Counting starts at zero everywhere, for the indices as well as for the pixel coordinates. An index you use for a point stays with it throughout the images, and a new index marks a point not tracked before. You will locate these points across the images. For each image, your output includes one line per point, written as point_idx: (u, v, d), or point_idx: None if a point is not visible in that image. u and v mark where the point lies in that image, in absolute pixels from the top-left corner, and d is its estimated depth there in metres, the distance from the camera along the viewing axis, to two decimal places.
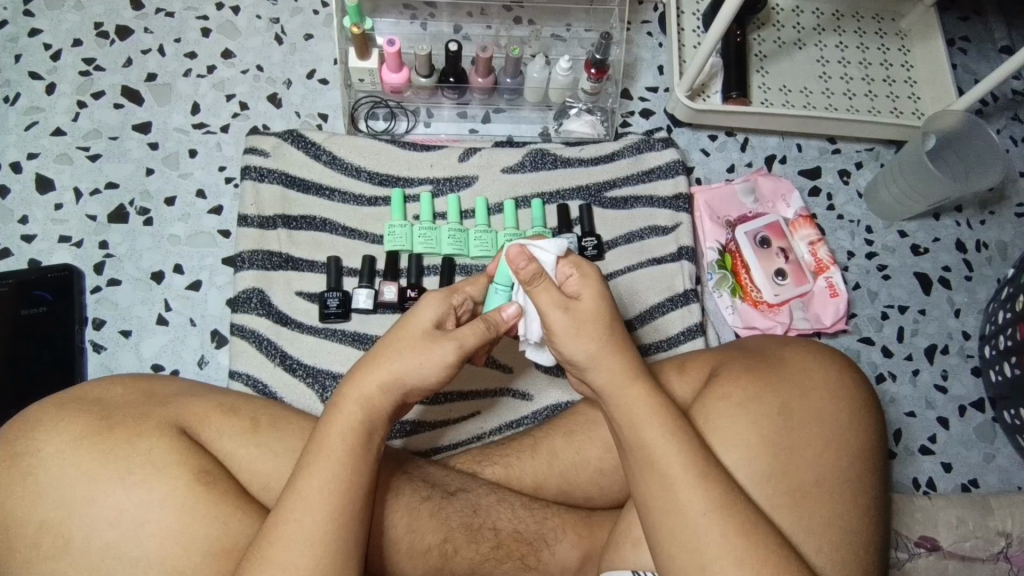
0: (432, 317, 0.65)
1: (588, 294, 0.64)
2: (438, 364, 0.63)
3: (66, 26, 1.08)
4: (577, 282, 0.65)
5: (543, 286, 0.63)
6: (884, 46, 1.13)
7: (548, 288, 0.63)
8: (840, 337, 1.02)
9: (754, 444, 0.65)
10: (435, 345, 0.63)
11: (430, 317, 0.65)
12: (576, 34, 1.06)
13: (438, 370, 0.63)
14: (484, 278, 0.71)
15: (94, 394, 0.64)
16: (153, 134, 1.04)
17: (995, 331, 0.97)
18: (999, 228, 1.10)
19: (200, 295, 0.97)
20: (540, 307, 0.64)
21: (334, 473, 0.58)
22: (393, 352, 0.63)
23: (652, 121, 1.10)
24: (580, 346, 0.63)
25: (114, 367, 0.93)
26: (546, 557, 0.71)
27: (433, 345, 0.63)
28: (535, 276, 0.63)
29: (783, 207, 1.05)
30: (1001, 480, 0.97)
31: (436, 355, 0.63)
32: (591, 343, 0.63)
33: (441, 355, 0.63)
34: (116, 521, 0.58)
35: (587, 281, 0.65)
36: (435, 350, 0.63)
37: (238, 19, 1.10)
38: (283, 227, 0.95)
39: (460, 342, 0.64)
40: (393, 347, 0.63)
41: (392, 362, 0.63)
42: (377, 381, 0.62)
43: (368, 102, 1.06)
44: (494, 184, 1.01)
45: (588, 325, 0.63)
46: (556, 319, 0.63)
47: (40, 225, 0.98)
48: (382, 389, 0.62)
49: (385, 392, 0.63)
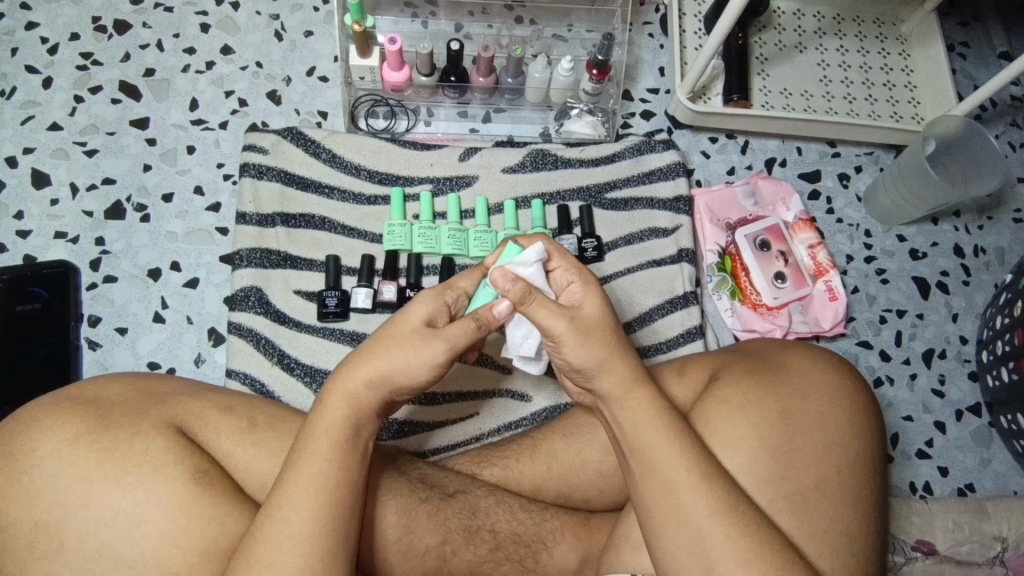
0: (423, 314, 0.65)
1: (588, 304, 0.65)
2: (427, 365, 0.63)
3: (63, 20, 1.07)
4: (577, 291, 0.66)
5: (541, 302, 0.63)
6: (884, 51, 1.13)
7: (543, 299, 0.63)
8: (839, 341, 1.02)
9: (750, 446, 0.64)
10: (424, 344, 0.63)
11: (421, 314, 0.64)
12: (578, 34, 1.05)
13: (428, 369, 0.63)
14: (475, 271, 0.69)
15: (90, 392, 0.64)
16: (150, 130, 1.03)
17: (992, 336, 0.98)
18: (997, 233, 1.10)
19: (197, 293, 0.96)
20: (541, 322, 0.63)
21: (319, 471, 0.57)
22: (381, 351, 0.62)
23: (653, 123, 1.10)
24: (585, 353, 0.62)
25: (110, 365, 0.92)
26: (545, 559, 0.70)
27: (422, 343, 0.63)
28: (525, 295, 0.62)
29: (783, 211, 1.05)
30: (997, 484, 0.98)
31: (427, 355, 0.62)
32: (600, 350, 0.62)
33: (430, 355, 0.62)
34: (112, 521, 0.58)
35: (589, 291, 0.65)
36: (424, 348, 0.63)
37: (238, 15, 1.10)
38: (281, 225, 0.95)
39: (450, 341, 0.63)
40: (380, 346, 0.63)
41: (380, 361, 0.62)
42: (363, 379, 0.62)
43: (368, 100, 1.05)
44: (494, 184, 1.00)
45: (594, 331, 0.63)
46: (562, 328, 0.62)
47: (35, 221, 0.98)
48: (367, 385, 0.62)
49: (370, 389, 0.62)
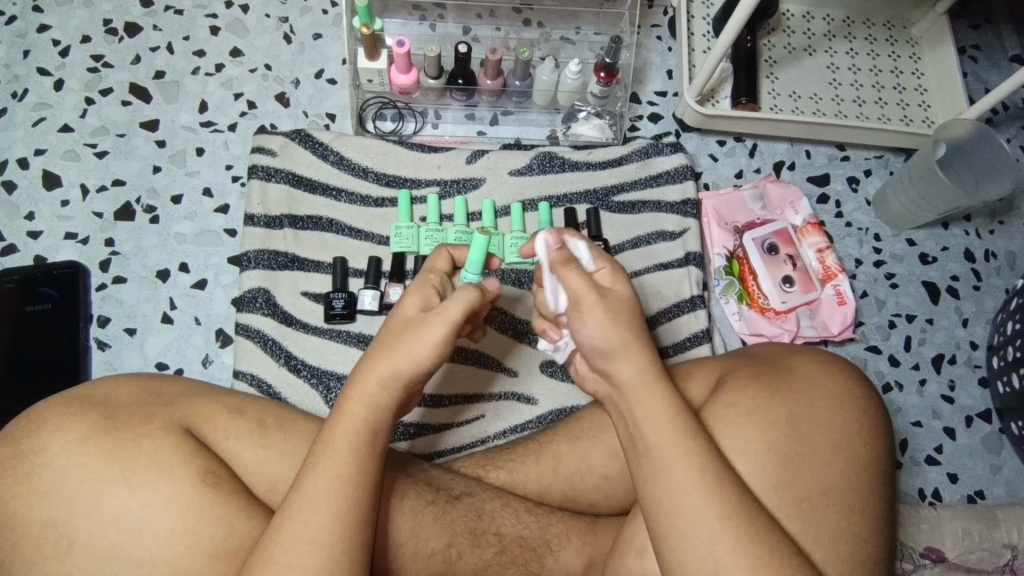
0: (417, 304, 0.65)
1: (619, 288, 0.65)
2: (432, 347, 0.62)
3: (75, 22, 1.07)
4: (608, 277, 0.66)
5: (571, 270, 0.64)
6: (894, 54, 1.12)
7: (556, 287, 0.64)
8: (847, 345, 1.02)
9: (762, 452, 0.64)
10: (424, 328, 0.62)
11: (416, 304, 0.65)
12: (586, 37, 1.05)
13: (432, 351, 0.62)
14: (446, 252, 0.71)
15: (99, 393, 0.64)
16: (160, 132, 1.03)
17: (1003, 341, 0.97)
18: (1008, 238, 1.09)
19: (205, 294, 0.97)
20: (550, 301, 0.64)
21: (341, 473, 0.57)
22: (388, 347, 0.62)
23: (660, 125, 1.10)
24: (611, 332, 0.62)
25: (118, 366, 0.93)
26: (550, 563, 0.70)
27: (424, 329, 0.63)
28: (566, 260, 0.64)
29: (791, 213, 1.04)
30: (1008, 491, 0.97)
31: (427, 336, 0.62)
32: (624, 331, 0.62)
33: (429, 335, 0.62)
34: (120, 522, 0.58)
35: (618, 278, 0.66)
36: (428, 332, 0.62)
37: (247, 18, 1.10)
38: (289, 227, 0.95)
39: (448, 319, 0.63)
40: (385, 342, 0.63)
41: (386, 357, 0.62)
42: (376, 378, 0.62)
43: (377, 103, 1.05)
44: (501, 187, 1.00)
45: (621, 314, 0.63)
46: (591, 301, 0.62)
47: (46, 222, 0.98)
48: (382, 384, 0.62)
49: (386, 387, 0.62)
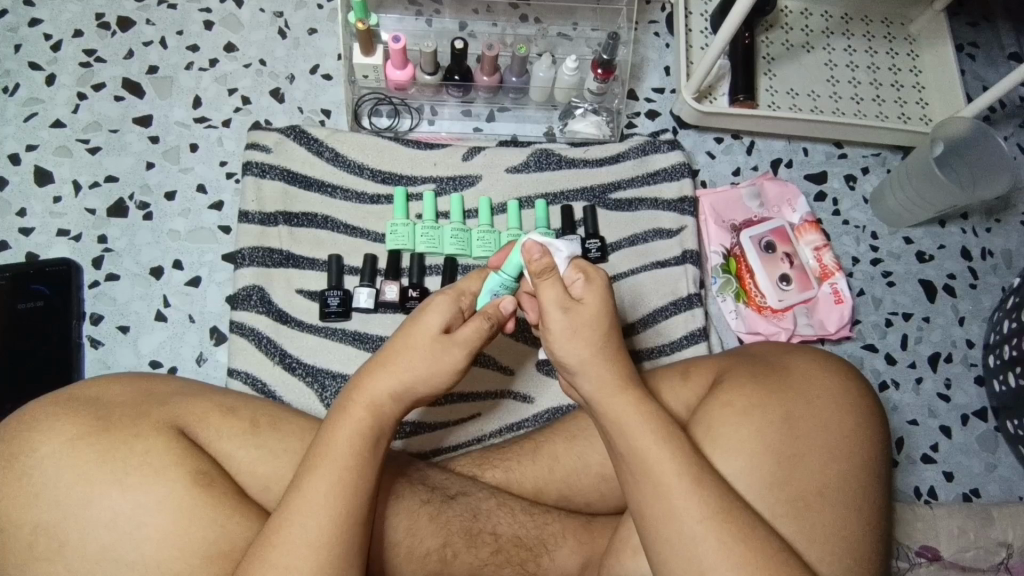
0: (439, 320, 0.64)
1: (590, 299, 0.63)
2: (449, 372, 0.63)
3: (66, 16, 1.06)
4: (582, 288, 0.64)
5: (551, 282, 0.63)
6: (892, 50, 1.12)
7: (559, 289, 0.63)
8: (843, 343, 1.01)
9: (757, 452, 0.64)
10: (446, 352, 0.63)
11: (438, 321, 0.64)
12: (583, 33, 1.04)
13: (449, 375, 0.64)
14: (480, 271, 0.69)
15: (90, 394, 0.63)
16: (154, 128, 1.02)
17: (999, 340, 0.97)
18: (1005, 236, 1.09)
19: (199, 291, 0.96)
20: (541, 302, 0.63)
21: (341, 476, 0.57)
22: (402, 363, 0.62)
23: (658, 123, 1.09)
24: (572, 350, 0.62)
25: (112, 363, 0.92)
26: (546, 562, 0.70)
27: (443, 353, 0.63)
28: (546, 270, 0.63)
29: (789, 212, 1.04)
30: (1003, 489, 0.97)
31: (449, 362, 0.63)
32: (583, 348, 0.62)
33: (451, 360, 0.63)
34: (113, 523, 0.58)
35: (593, 287, 0.64)
36: (446, 358, 0.63)
37: (241, 12, 1.09)
38: (284, 224, 0.94)
39: (469, 345, 0.64)
40: (402, 355, 0.63)
41: (400, 373, 0.62)
42: (389, 389, 0.62)
43: (372, 99, 1.04)
44: (497, 184, 1.00)
45: (584, 329, 0.62)
46: (555, 317, 0.62)
47: (38, 219, 0.97)
48: (392, 397, 0.62)
49: (396, 399, 0.62)
